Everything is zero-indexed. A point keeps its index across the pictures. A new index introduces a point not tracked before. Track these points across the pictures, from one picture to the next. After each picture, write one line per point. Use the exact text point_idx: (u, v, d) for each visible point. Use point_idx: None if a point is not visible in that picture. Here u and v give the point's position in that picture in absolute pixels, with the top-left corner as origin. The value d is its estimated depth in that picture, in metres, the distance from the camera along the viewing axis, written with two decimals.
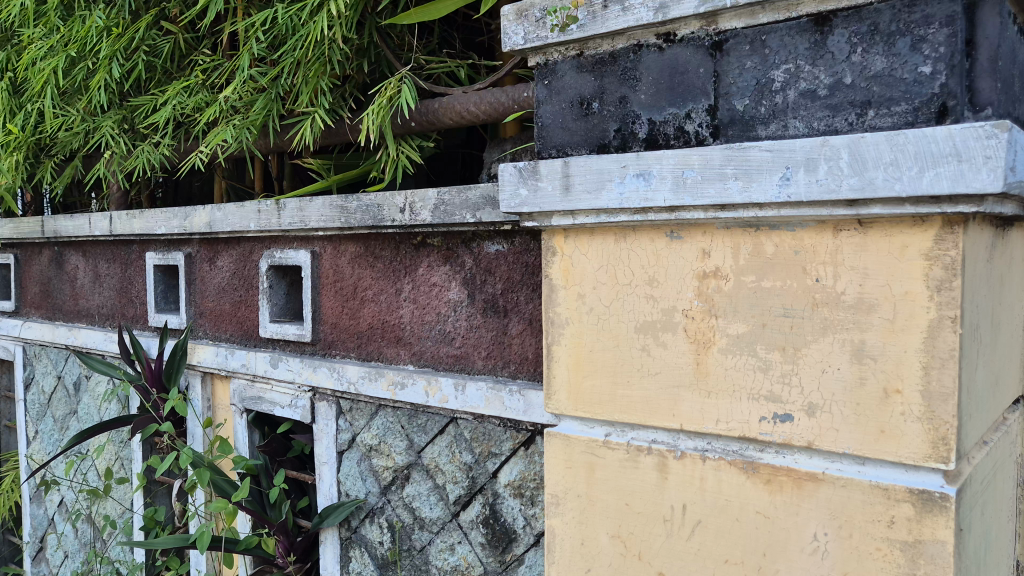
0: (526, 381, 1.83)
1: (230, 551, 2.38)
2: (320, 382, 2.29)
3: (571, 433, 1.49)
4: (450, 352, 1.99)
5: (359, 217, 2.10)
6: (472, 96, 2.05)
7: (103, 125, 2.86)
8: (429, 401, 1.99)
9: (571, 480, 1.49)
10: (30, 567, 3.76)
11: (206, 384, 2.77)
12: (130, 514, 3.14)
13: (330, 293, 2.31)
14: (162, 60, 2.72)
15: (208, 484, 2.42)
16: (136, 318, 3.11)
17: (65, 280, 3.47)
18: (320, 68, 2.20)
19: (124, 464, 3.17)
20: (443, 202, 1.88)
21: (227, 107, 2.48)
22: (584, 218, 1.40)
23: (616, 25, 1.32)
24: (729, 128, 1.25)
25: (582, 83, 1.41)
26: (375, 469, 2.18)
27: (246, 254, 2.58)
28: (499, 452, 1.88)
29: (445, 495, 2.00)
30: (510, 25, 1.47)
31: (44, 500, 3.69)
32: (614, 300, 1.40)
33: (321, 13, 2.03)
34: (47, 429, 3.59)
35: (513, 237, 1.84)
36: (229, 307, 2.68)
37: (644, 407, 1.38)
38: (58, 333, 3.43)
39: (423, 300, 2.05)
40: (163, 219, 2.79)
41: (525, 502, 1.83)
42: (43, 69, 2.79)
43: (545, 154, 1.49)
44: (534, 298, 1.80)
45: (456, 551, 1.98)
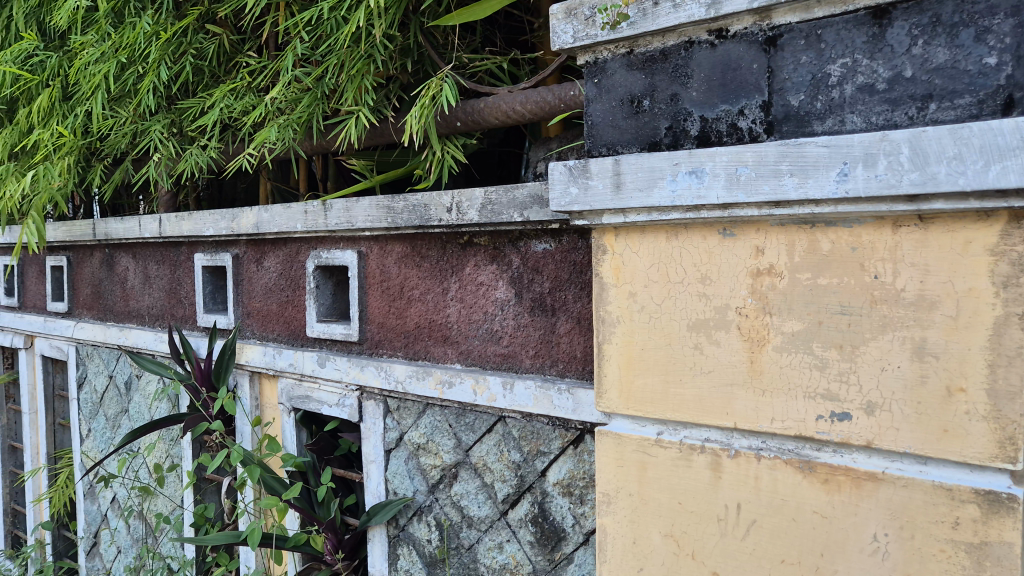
0: (574, 380, 1.83)
1: (280, 548, 2.41)
2: (367, 381, 2.31)
3: (623, 431, 1.49)
4: (498, 351, 2.00)
5: (407, 217, 2.11)
6: (517, 95, 2.05)
7: (152, 128, 2.90)
8: (477, 400, 2.00)
9: (622, 479, 1.49)
10: (85, 562, 3.86)
11: (254, 383, 2.81)
12: (180, 511, 3.20)
13: (376, 292, 2.32)
14: (209, 63, 2.76)
15: (258, 482, 2.46)
16: (184, 319, 3.17)
17: (116, 282, 3.55)
18: (364, 67, 2.22)
19: (174, 462, 3.23)
20: (490, 202, 1.89)
21: (272, 108, 2.50)
22: (634, 216, 1.40)
23: (667, 22, 1.32)
24: (784, 124, 1.23)
25: (632, 81, 1.41)
26: (423, 468, 2.19)
27: (294, 254, 2.61)
28: (548, 451, 1.88)
29: (493, 494, 2.01)
30: (559, 24, 1.47)
31: (98, 496, 3.78)
32: (666, 298, 1.40)
33: (364, 10, 2.04)
34: (99, 428, 3.68)
35: (561, 236, 1.84)
36: (277, 307, 2.71)
37: (696, 406, 1.37)
38: (110, 333, 3.51)
39: (470, 299, 2.05)
40: (211, 221, 2.84)
41: (574, 501, 1.84)
42: (95, 75, 2.85)
43: (595, 152, 1.48)
44: (582, 297, 1.80)
45: (504, 549, 1.99)
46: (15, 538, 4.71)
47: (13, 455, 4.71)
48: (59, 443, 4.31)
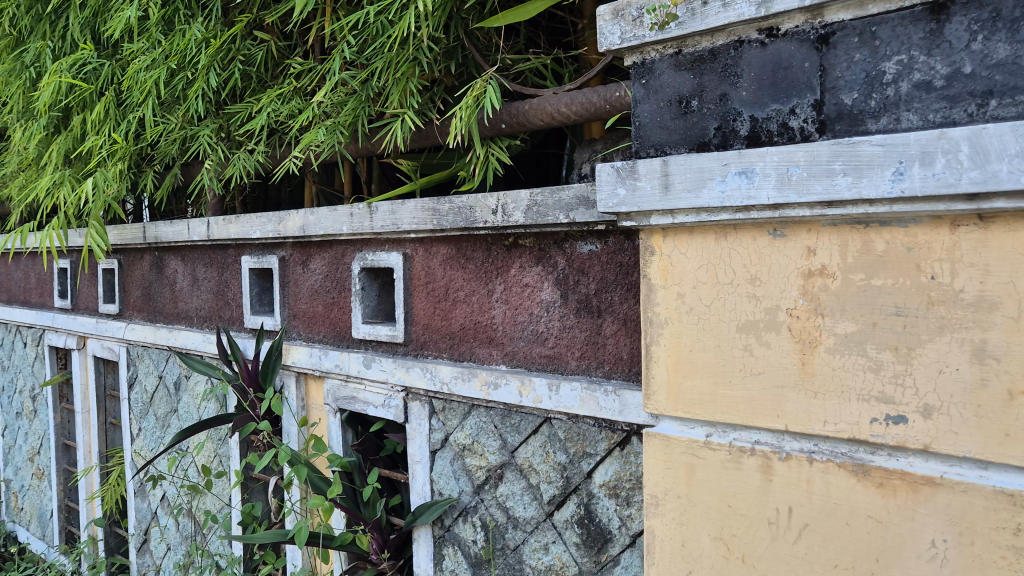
0: (621, 381, 1.83)
1: (327, 547, 2.44)
2: (413, 382, 2.33)
3: (671, 433, 1.48)
4: (543, 352, 2.00)
5: (452, 219, 2.13)
6: (562, 97, 2.05)
7: (201, 133, 2.97)
8: (523, 401, 2.01)
9: (670, 481, 1.48)
10: (136, 559, 3.94)
11: (300, 384, 2.84)
12: (228, 509, 3.25)
13: (421, 294, 2.34)
14: (256, 69, 2.81)
15: (305, 482, 2.49)
16: (232, 320, 3.22)
17: (165, 284, 3.62)
18: (409, 69, 2.23)
19: (222, 461, 3.28)
20: (536, 203, 1.89)
21: (319, 112, 2.53)
22: (683, 217, 1.39)
23: (716, 22, 1.31)
24: (837, 123, 1.22)
25: (681, 81, 1.40)
26: (468, 469, 2.20)
27: (339, 257, 2.63)
28: (594, 452, 1.88)
29: (539, 495, 2.01)
30: (606, 25, 1.47)
31: (148, 494, 3.86)
32: (715, 300, 1.39)
33: (409, 12, 2.05)
34: (149, 427, 3.76)
35: (607, 237, 1.83)
36: (322, 308, 2.74)
37: (746, 408, 1.36)
38: (160, 335, 3.58)
39: (515, 300, 2.06)
40: (258, 224, 2.88)
41: (620, 502, 1.84)
42: (146, 82, 2.91)
43: (643, 153, 1.48)
44: (628, 298, 1.80)
45: (550, 550, 1.99)
46: (69, 534, 4.84)
47: (66, 453, 4.84)
48: (111, 442, 4.41)
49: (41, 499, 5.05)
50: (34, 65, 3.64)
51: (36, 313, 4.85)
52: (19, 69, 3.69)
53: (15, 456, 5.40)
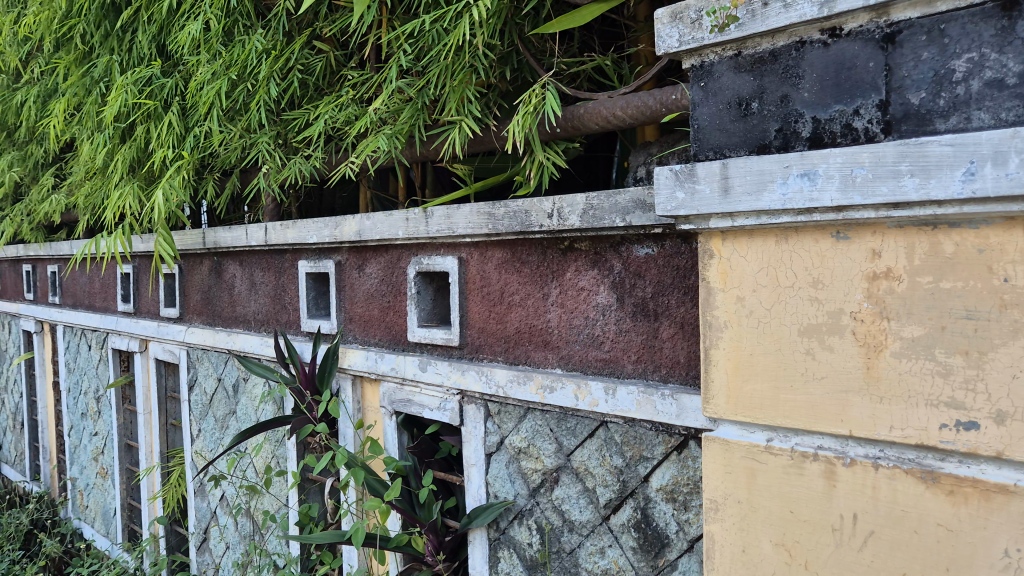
0: (678, 385, 1.82)
1: (383, 548, 2.47)
2: (469, 385, 2.34)
3: (731, 437, 1.47)
4: (599, 356, 2.00)
5: (507, 223, 2.14)
6: (617, 100, 2.05)
7: (260, 141, 3.03)
8: (579, 404, 2.01)
9: (730, 485, 1.47)
10: (196, 557, 4.04)
11: (356, 387, 2.88)
12: (285, 509, 3.31)
13: (477, 298, 2.36)
14: (315, 78, 2.87)
15: (362, 484, 2.52)
16: (289, 324, 3.27)
17: (223, 288, 3.70)
18: (465, 76, 2.25)
19: (280, 462, 3.34)
20: (591, 207, 1.89)
21: (376, 120, 2.56)
22: (743, 220, 1.38)
23: (778, 22, 1.30)
24: (904, 123, 1.20)
25: (740, 83, 1.39)
26: (524, 471, 2.21)
27: (395, 261, 2.66)
28: (651, 456, 1.88)
29: (595, 499, 2.01)
30: (664, 28, 1.46)
31: (207, 494, 3.94)
32: (776, 303, 1.37)
33: (466, 20, 2.07)
34: (209, 428, 3.84)
35: (663, 240, 1.83)
36: (378, 312, 2.77)
37: (809, 412, 1.34)
38: (219, 338, 3.67)
39: (570, 304, 2.06)
40: (315, 229, 2.93)
41: (678, 507, 1.83)
42: (208, 93, 3.00)
43: (701, 156, 1.47)
44: (686, 302, 1.80)
45: (606, 554, 1.99)
46: (132, 532, 4.97)
47: (129, 453, 4.98)
48: (172, 442, 4.52)
49: (105, 497, 5.21)
50: (102, 79, 3.77)
51: (101, 316, 5.00)
52: (89, 83, 3.82)
53: (81, 455, 5.57)
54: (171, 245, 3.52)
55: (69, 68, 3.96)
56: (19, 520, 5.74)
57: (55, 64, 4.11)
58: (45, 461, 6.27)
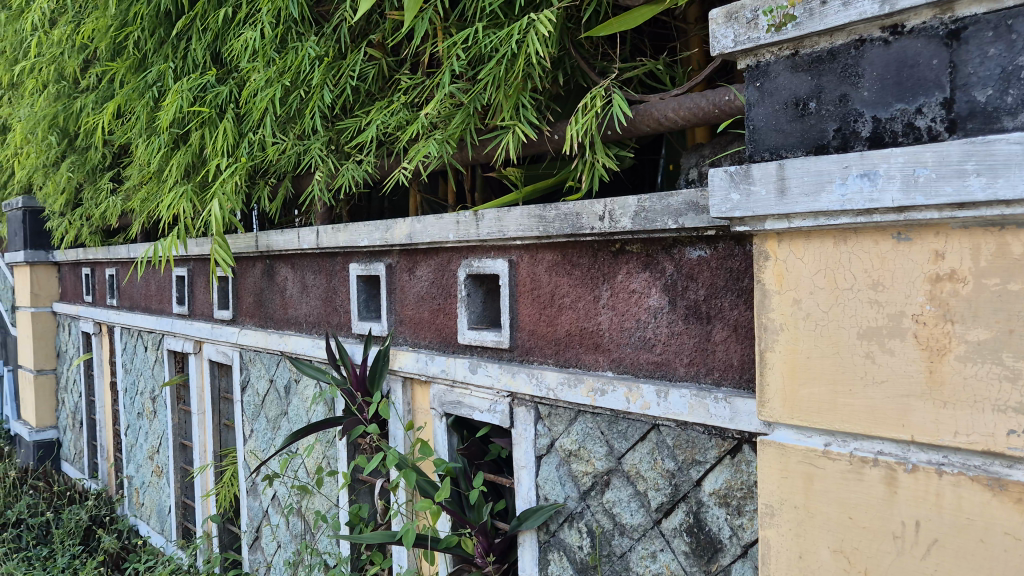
0: (731, 389, 1.81)
1: (433, 549, 2.49)
2: (519, 387, 2.35)
3: (788, 442, 1.45)
4: (651, 358, 1.99)
5: (558, 225, 2.15)
6: (670, 102, 2.04)
7: (313, 147, 3.08)
8: (630, 407, 2.00)
9: (787, 490, 1.45)
10: (249, 555, 4.11)
11: (406, 389, 2.91)
12: (336, 509, 3.35)
13: (527, 300, 2.36)
14: (368, 84, 2.92)
15: (412, 484, 2.54)
16: (340, 326, 3.31)
17: (276, 291, 3.76)
18: (521, 84, 2.28)
19: (331, 462, 3.38)
20: (644, 209, 1.89)
21: (427, 125, 2.58)
22: (800, 221, 1.37)
23: (836, 21, 1.28)
24: (969, 121, 1.17)
25: (798, 83, 1.38)
26: (574, 474, 2.20)
27: (445, 263, 2.68)
28: (704, 460, 1.87)
29: (647, 502, 2.00)
30: (719, 29, 1.45)
31: (259, 493, 4.01)
32: (833, 305, 1.35)
33: (530, 33, 2.10)
34: (261, 429, 3.90)
35: (717, 242, 1.82)
36: (428, 314, 2.79)
37: (868, 416, 1.32)
38: (272, 340, 3.73)
39: (622, 307, 2.06)
40: (366, 232, 2.97)
41: (731, 511, 1.81)
42: (262, 100, 3.06)
43: (756, 157, 1.45)
44: (739, 304, 1.78)
45: (658, 558, 1.98)
46: (186, 530, 5.08)
47: (183, 453, 5.09)
48: (225, 442, 4.60)
49: (160, 495, 5.33)
50: (156, 85, 3.85)
51: (156, 318, 5.12)
52: (143, 89, 3.91)
53: (137, 453, 5.71)
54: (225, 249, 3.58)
55: (126, 75, 4.06)
56: (78, 516, 5.91)
57: (113, 71, 4.22)
58: (102, 459, 6.43)
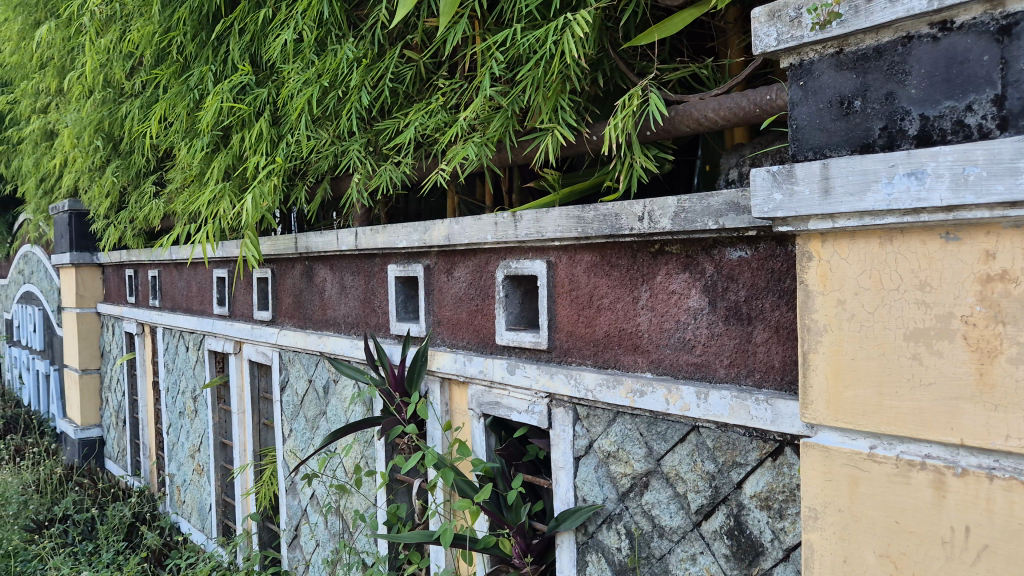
0: (773, 390, 1.79)
1: (471, 549, 2.50)
2: (557, 389, 2.34)
3: (831, 444, 1.43)
4: (691, 360, 1.98)
5: (598, 226, 2.14)
6: (710, 102, 2.02)
7: (351, 148, 3.11)
8: (670, 409, 1.99)
9: (831, 494, 1.43)
10: (289, 553, 4.15)
11: (444, 389, 2.92)
12: (374, 509, 3.37)
13: (566, 301, 2.36)
14: (405, 86, 2.93)
15: (451, 484, 2.55)
16: (378, 327, 3.33)
17: (314, 292, 3.79)
18: (560, 87, 2.28)
19: (369, 462, 3.41)
20: (683, 210, 1.88)
21: (466, 126, 2.59)
22: (844, 221, 1.35)
23: (883, 18, 1.27)
24: (1021, 118, 1.15)
25: (842, 82, 1.36)
26: (613, 475, 2.20)
27: (483, 265, 2.69)
28: (745, 462, 1.85)
29: (686, 504, 1.99)
30: (761, 28, 1.44)
31: (298, 492, 4.05)
32: (879, 306, 1.34)
33: (567, 34, 2.10)
34: (300, 428, 3.94)
35: (758, 243, 1.81)
36: (466, 315, 2.80)
37: (916, 419, 1.30)
38: (311, 340, 3.77)
39: (662, 308, 2.05)
40: (404, 234, 2.99)
41: (773, 515, 1.80)
42: (300, 101, 3.09)
43: (800, 157, 1.44)
44: (781, 305, 1.77)
45: (698, 561, 1.97)
46: (226, 527, 5.15)
47: (223, 451, 5.16)
48: (264, 441, 4.66)
49: (201, 493, 5.40)
50: (197, 87, 3.91)
51: (198, 319, 5.20)
52: (184, 92, 3.97)
53: (179, 452, 5.80)
54: (256, 247, 3.61)
55: (168, 80, 4.13)
56: (121, 513, 6.02)
57: (156, 76, 4.30)
58: (145, 457, 6.55)
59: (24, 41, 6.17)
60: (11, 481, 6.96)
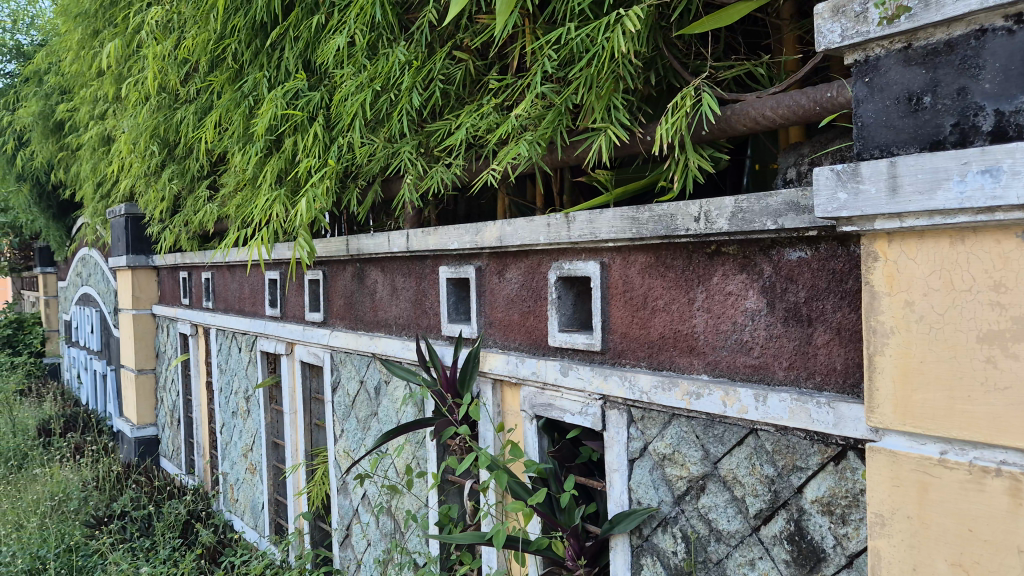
0: (834, 393, 1.76)
1: (525, 550, 2.49)
2: (611, 390, 2.33)
3: (899, 449, 1.39)
4: (748, 362, 1.95)
5: (653, 227, 2.13)
6: (767, 101, 1.99)
7: (403, 150, 3.13)
8: (727, 411, 1.97)
9: (899, 500, 1.40)
10: (341, 552, 4.20)
11: (496, 391, 2.92)
12: (426, 509, 3.39)
13: (620, 302, 2.34)
14: (456, 87, 2.94)
15: (504, 486, 2.55)
16: (429, 328, 3.35)
17: (366, 294, 3.83)
18: (613, 86, 2.26)
19: (420, 462, 3.43)
20: (741, 210, 1.86)
21: (518, 127, 2.59)
22: (913, 221, 1.32)
23: (954, 11, 1.23)
24: None
25: (911, 77, 1.33)
26: (668, 478, 2.18)
27: (535, 266, 2.69)
28: (805, 467, 1.82)
29: (744, 509, 1.96)
30: (825, 24, 1.42)
31: (350, 491, 4.09)
32: (950, 307, 1.30)
33: (620, 32, 2.08)
34: (352, 429, 3.98)
35: (818, 243, 1.78)
36: (518, 317, 2.80)
37: (989, 424, 1.26)
38: (363, 342, 3.80)
39: (718, 309, 2.02)
40: (456, 235, 3.00)
41: (835, 520, 1.76)
42: (353, 105, 3.12)
43: (866, 155, 1.41)
44: (843, 306, 1.74)
45: (756, 566, 1.94)
46: (279, 525, 5.23)
47: (276, 451, 5.24)
48: (316, 441, 4.71)
49: (254, 492, 5.49)
50: (252, 93, 3.97)
51: (251, 320, 5.28)
52: (239, 98, 4.04)
53: (232, 451, 5.90)
54: (310, 247, 3.63)
55: (224, 86, 4.21)
56: (177, 511, 6.14)
57: (211, 82, 4.38)
58: (200, 456, 6.68)
59: (84, 51, 6.34)
60: (71, 478, 7.15)
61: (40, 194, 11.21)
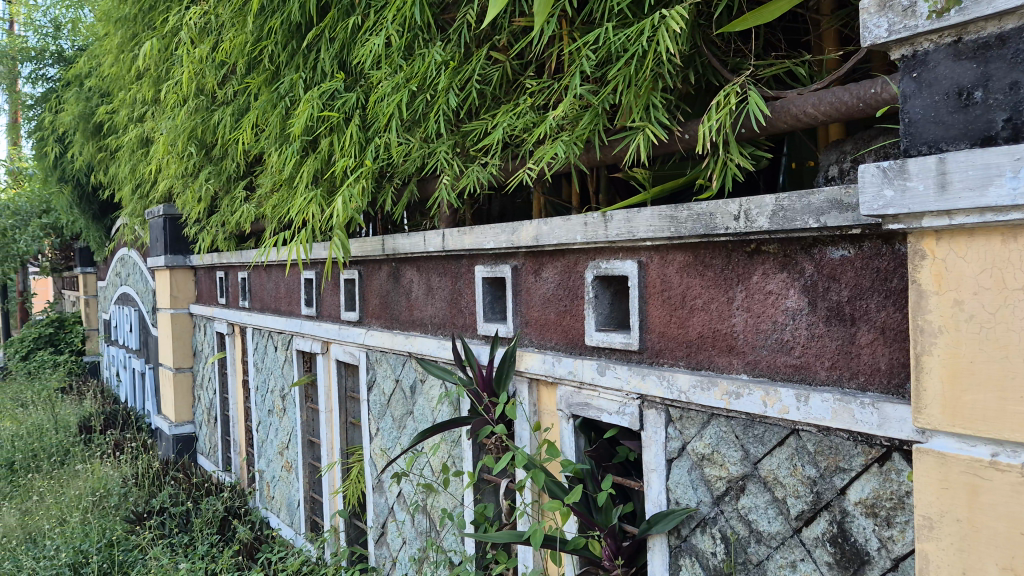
0: (878, 394, 1.73)
1: (561, 550, 2.49)
2: (649, 390, 2.32)
3: (948, 450, 1.37)
4: (789, 362, 1.93)
5: (691, 225, 2.11)
6: (808, 98, 1.97)
7: (439, 150, 3.14)
8: (767, 411, 1.95)
9: (947, 503, 1.37)
10: (376, 550, 4.22)
11: (532, 390, 2.92)
12: (461, 507, 3.40)
13: (657, 302, 2.33)
14: (492, 87, 2.95)
15: (541, 485, 2.55)
16: (465, 327, 3.36)
17: (401, 293, 3.85)
18: (652, 84, 2.25)
19: (455, 461, 3.44)
20: (782, 208, 1.84)
21: (555, 126, 2.58)
22: (962, 218, 1.30)
23: (1007, 4, 1.21)
24: None
25: (961, 72, 1.31)
26: (707, 478, 2.16)
27: (572, 266, 2.68)
28: (848, 468, 1.79)
29: (785, 510, 1.95)
30: (872, 18, 1.40)
31: (385, 489, 4.11)
32: (1001, 307, 1.28)
33: (661, 30, 2.07)
34: (387, 427, 4.01)
35: (861, 242, 1.75)
36: (555, 316, 2.80)
37: None
38: (398, 341, 3.82)
39: (758, 308, 2.00)
40: (492, 234, 3.01)
41: (879, 522, 1.74)
42: (390, 105, 3.14)
43: (913, 151, 1.39)
44: (887, 305, 1.71)
45: (798, 568, 1.92)
46: (315, 523, 5.27)
47: (311, 449, 5.28)
48: (351, 440, 4.75)
49: (290, 489, 5.54)
50: (288, 95, 4.00)
51: (286, 320, 5.33)
52: (276, 99, 4.07)
53: (268, 449, 5.96)
54: (345, 247, 3.64)
55: (260, 87, 4.25)
56: (214, 507, 6.22)
57: (248, 84, 4.43)
58: (237, 453, 6.76)
59: (123, 54, 6.43)
60: (112, 474, 7.27)
61: (81, 195, 11.41)
